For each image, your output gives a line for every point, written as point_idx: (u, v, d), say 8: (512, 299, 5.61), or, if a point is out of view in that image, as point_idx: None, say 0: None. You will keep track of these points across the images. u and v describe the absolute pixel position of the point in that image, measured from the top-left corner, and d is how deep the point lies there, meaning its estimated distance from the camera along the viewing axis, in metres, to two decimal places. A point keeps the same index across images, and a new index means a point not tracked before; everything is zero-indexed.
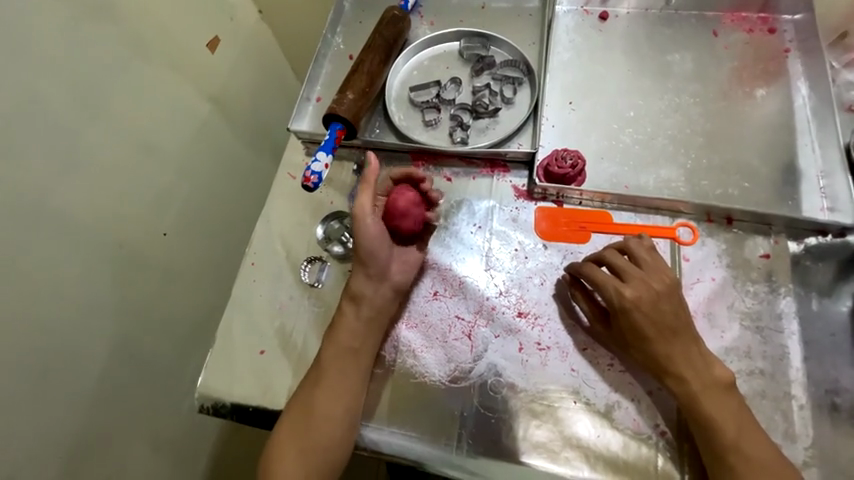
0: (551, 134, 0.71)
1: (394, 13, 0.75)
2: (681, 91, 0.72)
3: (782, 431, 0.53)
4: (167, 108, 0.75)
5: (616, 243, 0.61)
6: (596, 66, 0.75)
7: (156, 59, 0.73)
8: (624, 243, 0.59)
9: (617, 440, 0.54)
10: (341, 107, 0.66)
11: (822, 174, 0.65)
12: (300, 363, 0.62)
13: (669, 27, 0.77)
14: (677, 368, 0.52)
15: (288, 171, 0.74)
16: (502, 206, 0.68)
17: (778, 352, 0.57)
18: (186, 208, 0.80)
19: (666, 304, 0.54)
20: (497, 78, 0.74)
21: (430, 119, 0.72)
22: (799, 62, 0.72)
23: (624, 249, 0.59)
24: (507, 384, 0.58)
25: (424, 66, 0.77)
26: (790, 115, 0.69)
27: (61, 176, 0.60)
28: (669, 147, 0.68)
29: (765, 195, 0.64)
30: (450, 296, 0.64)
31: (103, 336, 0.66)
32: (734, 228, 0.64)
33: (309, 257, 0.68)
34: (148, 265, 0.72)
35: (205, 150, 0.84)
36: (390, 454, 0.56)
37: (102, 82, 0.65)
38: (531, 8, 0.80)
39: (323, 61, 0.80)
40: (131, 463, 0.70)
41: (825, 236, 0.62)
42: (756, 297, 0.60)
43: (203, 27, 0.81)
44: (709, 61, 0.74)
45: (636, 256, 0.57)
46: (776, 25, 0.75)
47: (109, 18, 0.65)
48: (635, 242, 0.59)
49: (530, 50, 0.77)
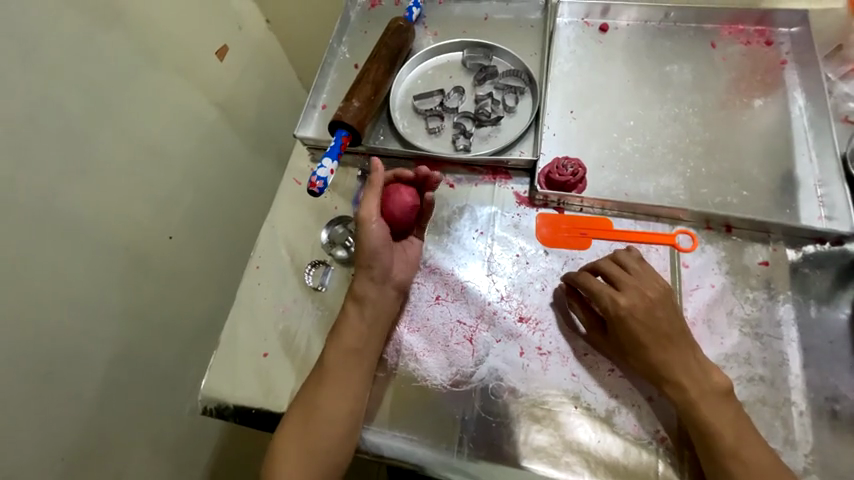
0: (553, 142, 0.72)
1: (399, 23, 0.76)
2: (680, 101, 0.73)
3: (782, 438, 0.53)
4: (174, 114, 0.77)
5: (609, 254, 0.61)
6: (597, 76, 0.77)
7: (165, 67, 0.74)
8: (614, 255, 0.60)
9: (617, 445, 0.55)
10: (346, 114, 0.68)
11: (820, 183, 0.66)
12: (303, 367, 0.62)
13: (667, 39, 0.78)
14: (674, 375, 0.52)
15: (294, 177, 0.75)
16: (503, 212, 0.69)
17: (777, 359, 0.57)
18: (192, 213, 0.81)
19: (660, 311, 0.54)
20: (499, 87, 0.75)
21: (433, 126, 0.73)
22: (796, 73, 0.73)
23: (615, 260, 0.59)
24: (508, 389, 0.59)
25: (428, 76, 0.79)
26: (788, 125, 0.70)
27: (71, 179, 0.61)
28: (668, 156, 0.70)
29: (764, 203, 0.65)
30: (452, 301, 0.65)
31: (108, 337, 0.66)
32: (733, 235, 0.64)
33: (313, 261, 0.69)
34: (153, 269, 0.73)
35: (211, 156, 0.85)
36: (391, 457, 0.56)
37: (112, 89, 0.66)
38: (533, 19, 0.82)
39: (328, 70, 0.82)
40: (133, 465, 0.70)
41: (822, 245, 0.62)
42: (754, 304, 0.60)
43: (211, 36, 0.82)
44: (707, 71, 0.75)
45: (627, 265, 0.58)
46: (773, 38, 0.76)
47: (120, 26, 0.66)
48: (624, 253, 0.59)
49: (532, 61, 0.78)
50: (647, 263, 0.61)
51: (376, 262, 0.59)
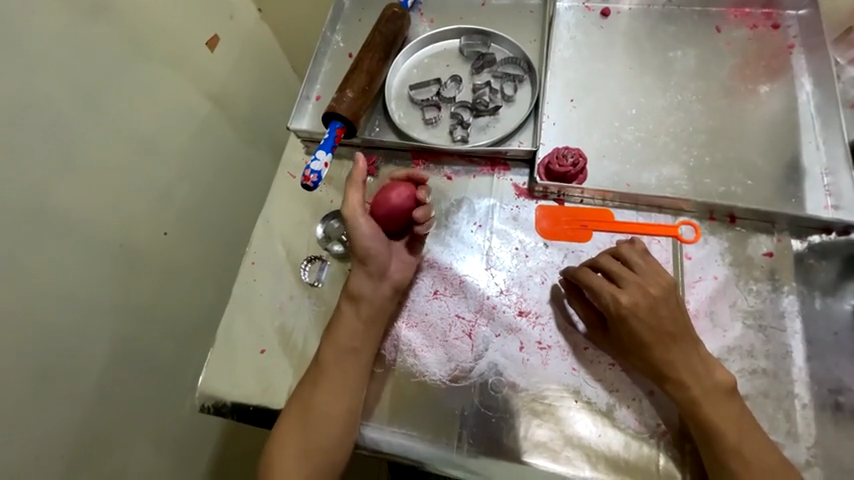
0: (552, 132, 0.70)
1: (393, 10, 0.74)
2: (683, 88, 0.71)
3: (785, 432, 0.53)
4: (167, 107, 0.75)
5: (609, 249, 0.60)
6: (597, 62, 0.75)
7: (157, 58, 0.73)
8: (616, 250, 0.59)
9: (618, 440, 0.54)
10: (340, 105, 0.66)
11: (827, 171, 0.64)
12: (300, 363, 0.62)
13: (671, 23, 0.76)
14: (677, 374, 0.52)
15: (288, 170, 0.74)
16: (502, 205, 0.68)
17: (780, 352, 0.56)
18: (187, 206, 0.80)
19: (664, 310, 0.53)
20: (498, 76, 0.74)
21: (430, 117, 0.72)
22: (804, 58, 0.71)
23: (615, 255, 0.58)
24: (508, 384, 0.58)
25: (424, 64, 0.77)
26: (794, 112, 0.68)
27: (63, 177, 0.60)
28: (671, 144, 0.68)
29: (768, 193, 0.64)
30: (451, 295, 0.64)
31: (105, 334, 0.66)
32: (736, 226, 0.63)
33: (310, 256, 0.68)
34: (150, 265, 0.72)
35: (205, 148, 0.84)
36: (390, 453, 0.56)
37: (102, 83, 0.65)
38: (532, 5, 0.80)
39: (322, 60, 0.80)
40: (134, 462, 0.70)
41: (829, 235, 0.61)
42: (758, 296, 0.59)
43: (202, 25, 0.81)
44: (712, 57, 0.73)
45: (629, 261, 0.57)
46: (780, 21, 0.74)
47: (110, 18, 0.65)
48: (626, 247, 0.58)
49: (531, 47, 0.76)
50: (650, 256, 0.60)
51: (370, 259, 0.59)
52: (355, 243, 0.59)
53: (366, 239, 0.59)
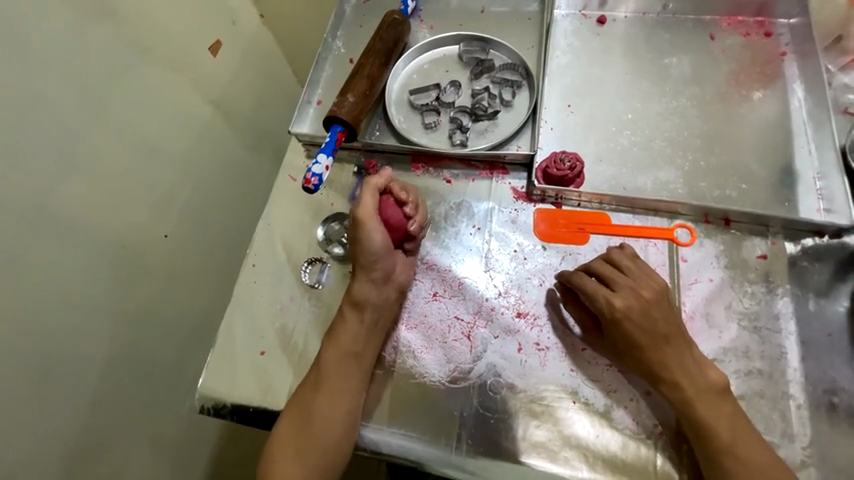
0: (550, 136, 0.72)
1: (394, 16, 0.75)
2: (679, 94, 0.73)
3: (780, 432, 0.53)
4: (168, 111, 0.76)
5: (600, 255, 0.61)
6: (594, 69, 0.76)
7: (159, 63, 0.74)
8: (607, 254, 0.60)
9: (616, 440, 0.54)
10: (342, 109, 0.67)
11: (819, 175, 0.65)
12: (300, 364, 0.62)
13: (666, 31, 0.77)
14: (671, 374, 0.52)
15: (289, 173, 0.74)
16: (501, 208, 0.69)
17: (776, 352, 0.57)
18: (188, 210, 0.81)
19: (658, 312, 0.54)
20: (496, 82, 0.75)
21: (430, 121, 0.73)
22: (796, 65, 0.73)
23: (608, 259, 0.59)
24: (507, 385, 0.58)
25: (424, 69, 0.78)
26: (787, 117, 0.69)
27: (66, 180, 0.61)
28: (667, 149, 0.69)
29: (763, 197, 0.65)
30: (450, 297, 0.65)
31: (105, 336, 0.66)
32: (731, 229, 0.64)
33: (310, 258, 0.68)
34: (150, 267, 0.73)
35: (207, 152, 0.85)
36: (390, 454, 0.56)
37: (106, 87, 0.66)
38: (530, 12, 0.81)
39: (323, 65, 0.81)
40: (133, 464, 0.71)
41: (822, 237, 0.62)
42: (753, 298, 0.60)
43: (205, 31, 0.82)
44: (706, 63, 0.74)
45: (621, 265, 0.58)
46: (772, 29, 0.76)
47: (113, 23, 0.66)
48: (618, 253, 0.59)
49: (529, 54, 0.77)
50: (641, 260, 0.61)
51: (377, 264, 0.59)
52: (363, 249, 0.59)
53: (377, 243, 0.59)
